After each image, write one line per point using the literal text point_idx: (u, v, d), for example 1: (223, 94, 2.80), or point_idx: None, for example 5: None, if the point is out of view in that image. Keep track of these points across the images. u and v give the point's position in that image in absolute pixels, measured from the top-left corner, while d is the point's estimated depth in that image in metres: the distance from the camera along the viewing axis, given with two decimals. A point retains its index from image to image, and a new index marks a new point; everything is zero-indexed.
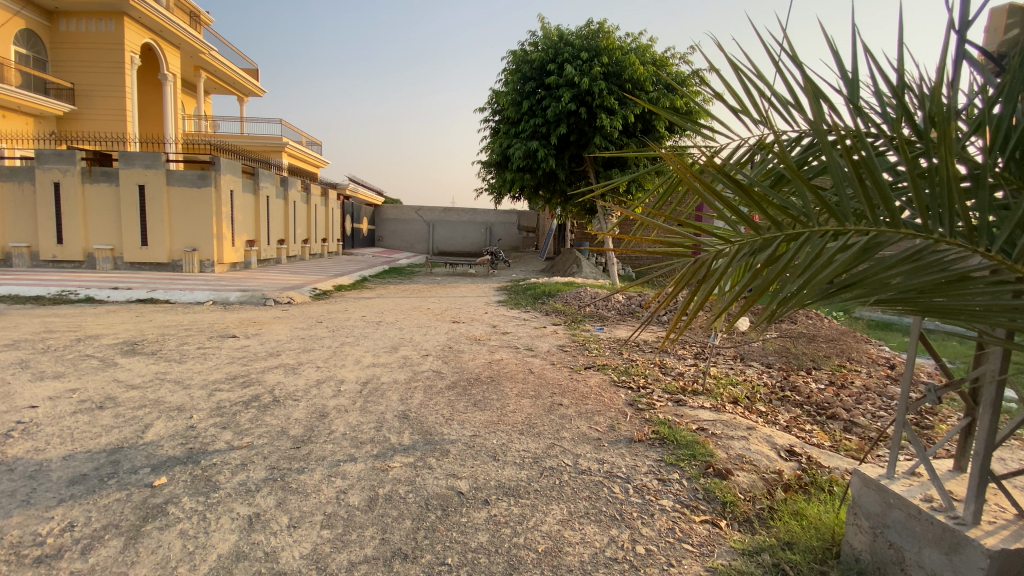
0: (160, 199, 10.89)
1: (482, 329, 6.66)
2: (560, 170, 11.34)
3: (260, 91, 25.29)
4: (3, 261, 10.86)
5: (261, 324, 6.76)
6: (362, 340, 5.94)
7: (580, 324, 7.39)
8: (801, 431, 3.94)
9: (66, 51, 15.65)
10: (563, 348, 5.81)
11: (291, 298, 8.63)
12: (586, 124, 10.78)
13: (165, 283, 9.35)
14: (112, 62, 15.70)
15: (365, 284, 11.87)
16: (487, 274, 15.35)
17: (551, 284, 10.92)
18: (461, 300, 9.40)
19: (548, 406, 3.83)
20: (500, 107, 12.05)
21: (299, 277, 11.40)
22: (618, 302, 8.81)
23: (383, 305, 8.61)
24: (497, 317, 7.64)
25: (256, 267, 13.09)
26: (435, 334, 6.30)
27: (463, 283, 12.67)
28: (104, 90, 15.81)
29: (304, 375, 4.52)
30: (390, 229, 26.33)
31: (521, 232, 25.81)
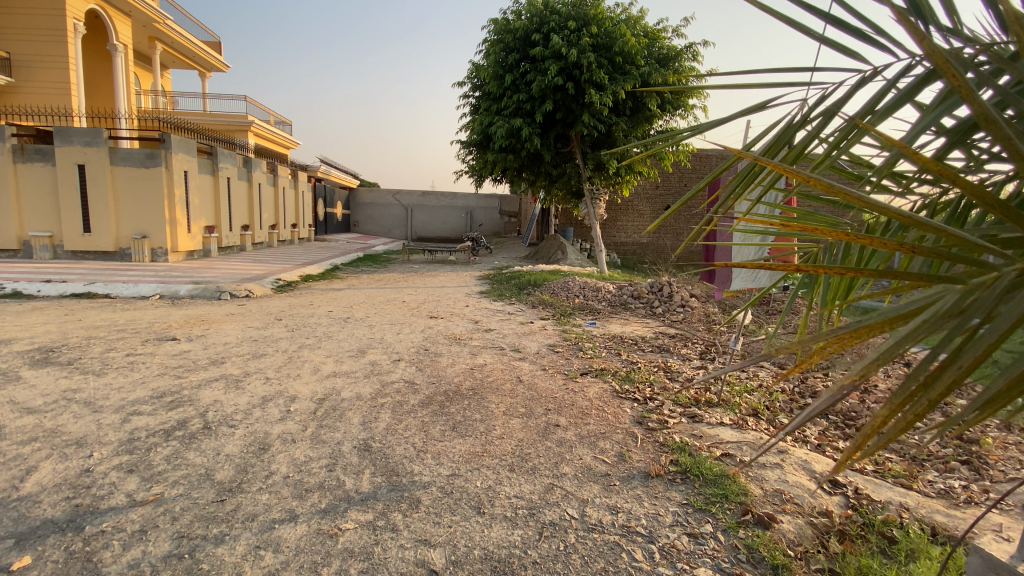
0: (103, 181, 9.82)
1: (463, 327, 5.96)
2: (546, 151, 10.61)
3: (224, 67, 23.73)
4: None
5: (210, 323, 5.93)
6: (324, 342, 5.19)
7: (570, 319, 6.76)
8: (836, 451, 3.36)
9: None
10: (554, 348, 5.15)
11: (250, 291, 7.79)
12: (574, 101, 10.09)
13: (106, 275, 8.37)
14: (52, 28, 14.25)
15: (336, 274, 11.02)
16: (468, 261, 14.60)
17: (536, 273, 10.25)
18: (439, 292, 8.67)
19: (542, 429, 3.17)
20: (480, 82, 11.18)
21: (262, 266, 10.48)
22: (609, 293, 8.19)
23: (353, 299, 7.82)
24: (479, 311, 6.94)
25: (216, 255, 12.09)
26: (409, 334, 5.59)
27: (442, 272, 11.91)
28: (44, 60, 14.39)
29: (249, 390, 3.78)
30: (365, 214, 25.24)
31: (503, 217, 24.99)
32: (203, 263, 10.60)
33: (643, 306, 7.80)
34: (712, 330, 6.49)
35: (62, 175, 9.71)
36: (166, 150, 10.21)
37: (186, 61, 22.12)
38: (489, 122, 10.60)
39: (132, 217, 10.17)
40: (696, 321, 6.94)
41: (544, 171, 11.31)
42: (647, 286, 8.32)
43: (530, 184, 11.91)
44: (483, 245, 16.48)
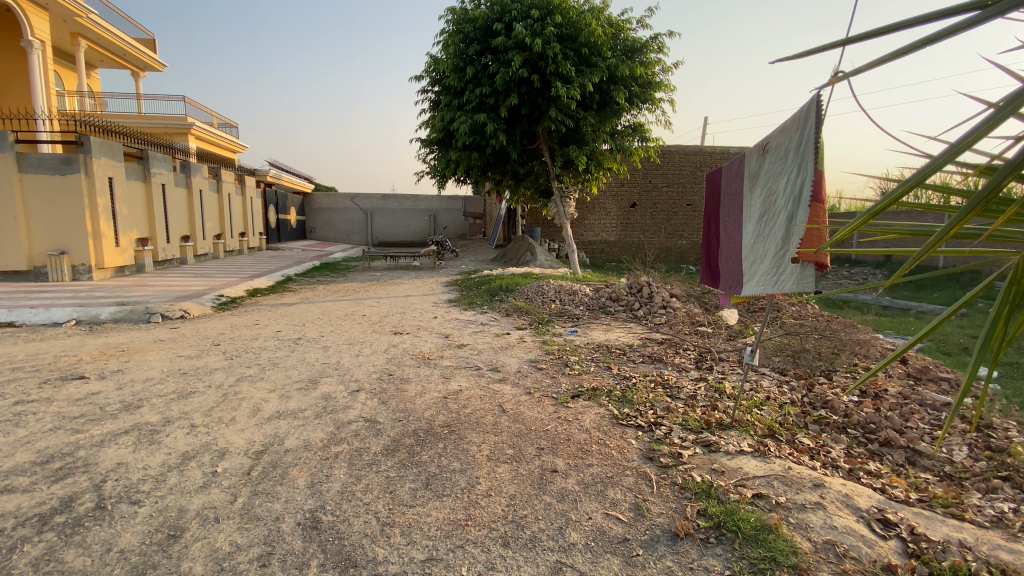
0: (9, 190, 8.59)
1: (431, 344, 5.30)
2: (512, 148, 10.03)
3: (161, 66, 22.03)
4: None
5: (130, 353, 5.04)
6: (270, 372, 4.43)
7: (549, 328, 6.19)
8: (871, 477, 2.91)
9: None
10: (536, 364, 4.57)
11: (186, 311, 6.87)
12: (540, 94, 9.59)
13: (12, 299, 7.24)
14: None
15: (288, 286, 10.10)
16: (433, 266, 13.84)
17: (506, 276, 9.66)
18: (403, 302, 7.95)
19: (537, 479, 2.58)
20: (439, 76, 10.47)
21: (204, 281, 9.47)
22: (586, 296, 7.69)
23: (306, 315, 7.01)
24: (449, 323, 6.29)
25: (151, 270, 10.91)
26: (371, 356, 4.89)
27: (406, 279, 11.16)
28: None
29: (169, 446, 3.03)
30: (322, 220, 24.03)
31: (467, 219, 24.27)
32: (133, 280, 9.46)
33: (623, 308, 7.34)
34: (698, 333, 6.08)
35: None
36: (85, 154, 9.06)
37: (116, 60, 20.30)
38: (451, 118, 9.91)
39: (48, 231, 8.95)
40: (680, 324, 6.53)
41: (511, 170, 10.75)
42: (626, 286, 7.86)
43: (496, 185, 11.32)
44: (449, 248, 15.79)
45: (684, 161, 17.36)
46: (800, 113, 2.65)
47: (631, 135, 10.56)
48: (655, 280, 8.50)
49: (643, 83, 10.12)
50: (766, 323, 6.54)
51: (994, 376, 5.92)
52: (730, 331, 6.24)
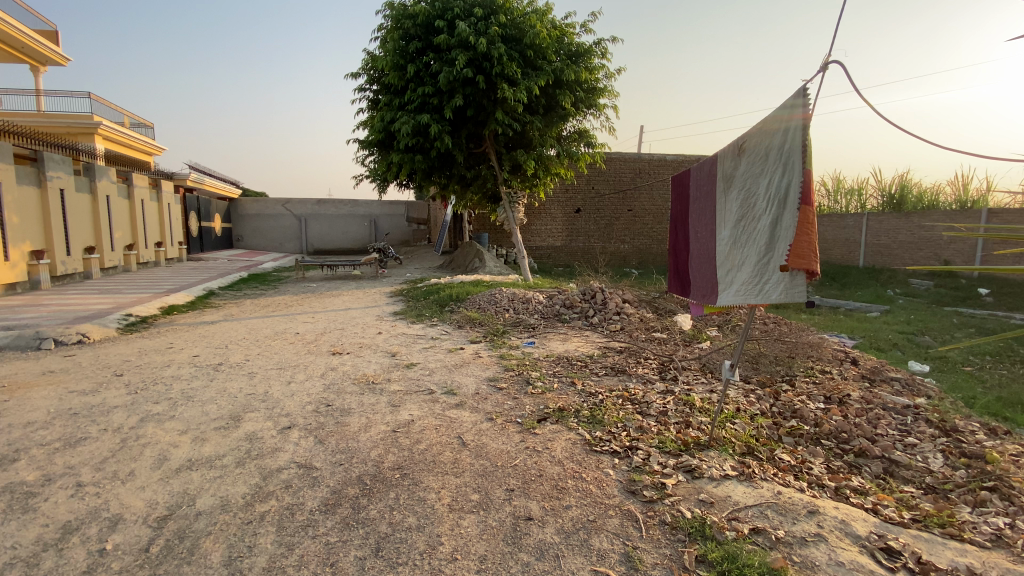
0: None
1: (376, 365, 4.78)
2: (457, 151, 9.60)
3: (63, 61, 19.79)
4: None
5: (4, 390, 4.14)
6: (184, 409, 3.75)
7: (504, 340, 5.82)
8: (859, 497, 2.76)
9: None
10: (495, 384, 4.17)
11: (84, 335, 5.90)
12: (485, 96, 9.25)
13: None
14: None
15: (212, 302, 9.12)
16: (375, 275, 13.12)
17: (455, 285, 9.21)
18: (343, 316, 7.31)
19: (510, 532, 2.20)
20: (378, 74, 9.87)
21: (111, 299, 8.33)
22: (539, 304, 7.38)
23: (231, 336, 6.22)
24: (395, 340, 5.76)
25: (49, 287, 9.50)
26: (307, 383, 4.30)
27: (346, 290, 10.43)
28: None
29: (44, 516, 2.31)
30: (251, 227, 22.42)
31: (410, 225, 23.52)
32: (25, 299, 8.16)
33: (577, 316, 7.09)
34: (656, 340, 5.92)
35: None
36: None
37: (13, 54, 17.88)
38: (392, 119, 9.33)
39: None
40: (637, 330, 6.35)
41: (457, 174, 10.35)
42: (579, 293, 7.63)
43: (441, 189, 10.85)
44: (391, 255, 15.10)
45: (626, 167, 17.65)
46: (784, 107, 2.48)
47: (577, 140, 10.41)
48: (607, 285, 8.35)
49: (587, 88, 10.01)
50: (720, 327, 6.52)
51: (925, 370, 6.18)
52: (685, 336, 6.09)
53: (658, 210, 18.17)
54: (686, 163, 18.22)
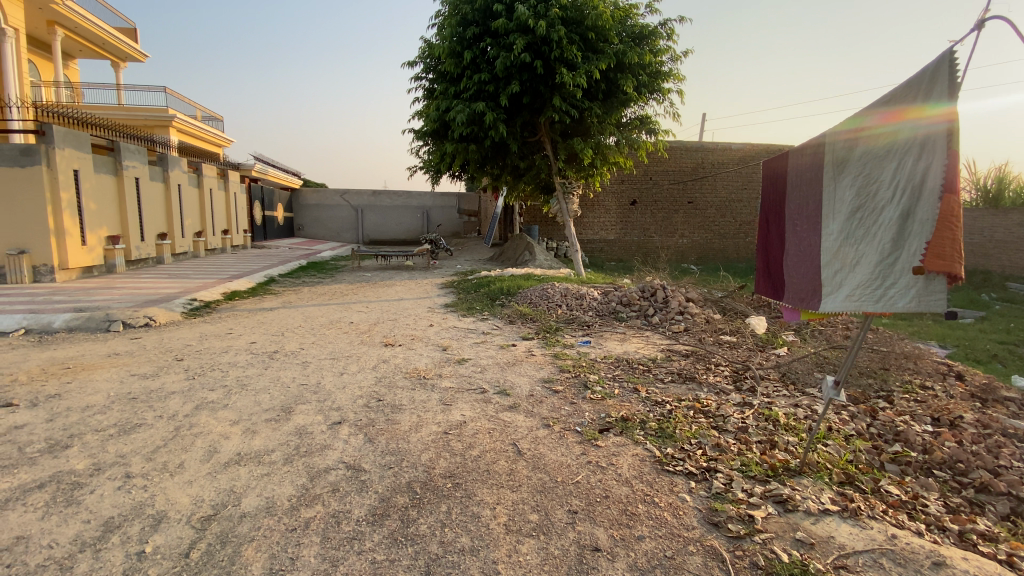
0: None
1: (426, 360, 4.62)
2: (512, 140, 9.35)
3: (142, 56, 21.11)
4: None
5: (76, 371, 4.30)
6: (237, 398, 3.72)
7: (558, 337, 5.53)
8: (992, 546, 2.28)
9: None
10: (551, 386, 3.89)
11: (151, 318, 6.13)
12: (543, 82, 8.91)
13: None
14: None
15: (270, 288, 9.37)
16: (426, 266, 13.16)
17: (506, 278, 9.00)
18: (394, 307, 7.26)
19: (574, 563, 1.93)
20: (434, 62, 9.73)
21: (179, 283, 8.71)
22: (594, 301, 7.02)
23: (286, 323, 6.28)
24: (446, 333, 5.60)
25: (123, 271, 10.08)
26: (357, 375, 4.19)
27: (397, 280, 10.46)
28: None
29: (89, 511, 2.29)
30: (310, 217, 23.15)
31: (461, 217, 23.59)
32: (101, 282, 8.65)
33: (635, 314, 6.68)
34: (725, 344, 5.44)
35: None
36: (47, 145, 8.24)
37: (95, 50, 19.16)
38: (447, 108, 9.17)
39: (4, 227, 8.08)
40: (702, 333, 5.88)
41: (511, 164, 10.10)
42: (638, 289, 7.19)
43: (494, 180, 10.67)
44: (442, 245, 15.12)
45: (686, 158, 16.82)
46: (911, 83, 2.19)
47: (638, 128, 9.88)
48: (667, 282, 7.86)
49: (651, 72, 9.47)
50: (796, 332, 5.95)
51: None
52: (757, 340, 5.62)
53: (720, 202, 17.32)
54: (752, 152, 17.12)
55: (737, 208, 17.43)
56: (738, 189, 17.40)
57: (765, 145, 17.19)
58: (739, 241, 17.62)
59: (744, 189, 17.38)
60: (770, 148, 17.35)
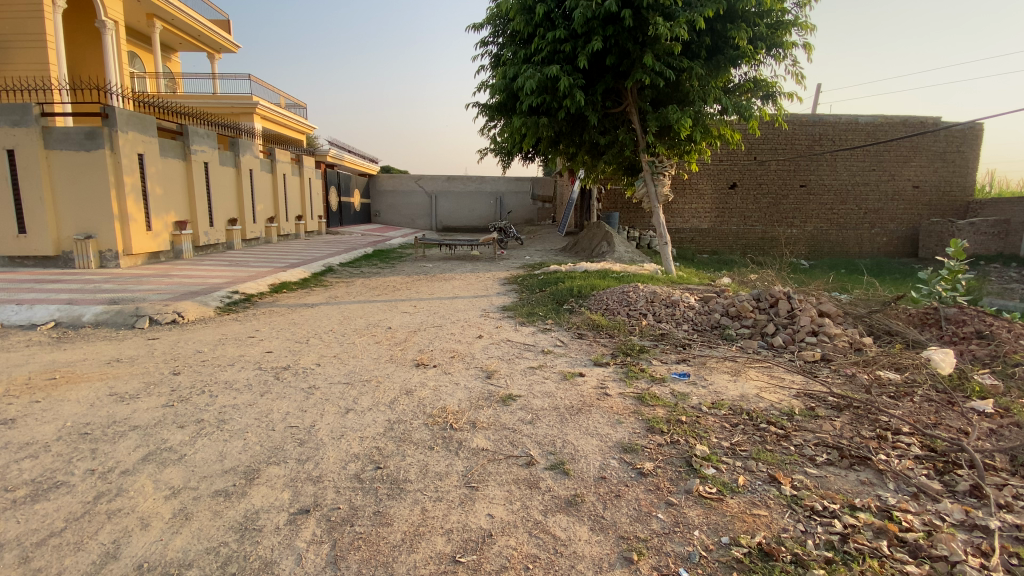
0: (35, 169, 7.74)
1: (462, 395, 3.42)
2: (591, 110, 7.88)
3: (235, 47, 21.81)
4: None
5: (55, 383, 3.63)
6: (203, 445, 2.77)
7: (642, 364, 4.12)
8: None
9: None
10: (633, 462, 2.54)
11: (180, 314, 5.55)
12: (631, 37, 7.28)
13: (13, 289, 6.33)
14: (27, 3, 11.41)
15: (324, 279, 8.77)
16: (493, 256, 12.09)
17: (579, 275, 7.65)
18: (444, 309, 6.21)
19: None
20: (503, 25, 8.47)
21: (233, 273, 8.31)
22: (690, 310, 5.48)
23: (317, 326, 5.42)
24: (495, 351, 4.41)
25: (190, 256, 9.98)
26: (366, 416, 3.09)
27: (458, 273, 9.46)
28: (20, 42, 11.52)
29: None
30: (386, 203, 22.99)
31: (536, 203, 22.45)
32: (163, 268, 8.43)
33: (748, 332, 5.06)
34: (893, 393, 3.74)
35: None
36: (110, 128, 8.04)
37: (192, 42, 19.97)
38: (516, 74, 7.84)
39: (74, 213, 8.05)
40: (852, 369, 4.19)
41: (589, 140, 8.65)
42: (750, 297, 5.54)
43: (570, 159, 9.35)
44: (512, 234, 13.99)
45: (798, 134, 14.31)
46: None
47: (750, 92, 7.95)
48: (788, 288, 6.08)
49: (770, 23, 7.50)
50: (998, 377, 4.09)
51: None
52: (941, 385, 3.88)
53: (841, 185, 14.68)
54: (884, 125, 14.23)
55: (862, 192, 14.68)
56: (863, 169, 14.59)
57: (902, 117, 14.22)
58: (861, 232, 14.85)
59: (871, 170, 14.56)
60: (909, 120, 14.32)
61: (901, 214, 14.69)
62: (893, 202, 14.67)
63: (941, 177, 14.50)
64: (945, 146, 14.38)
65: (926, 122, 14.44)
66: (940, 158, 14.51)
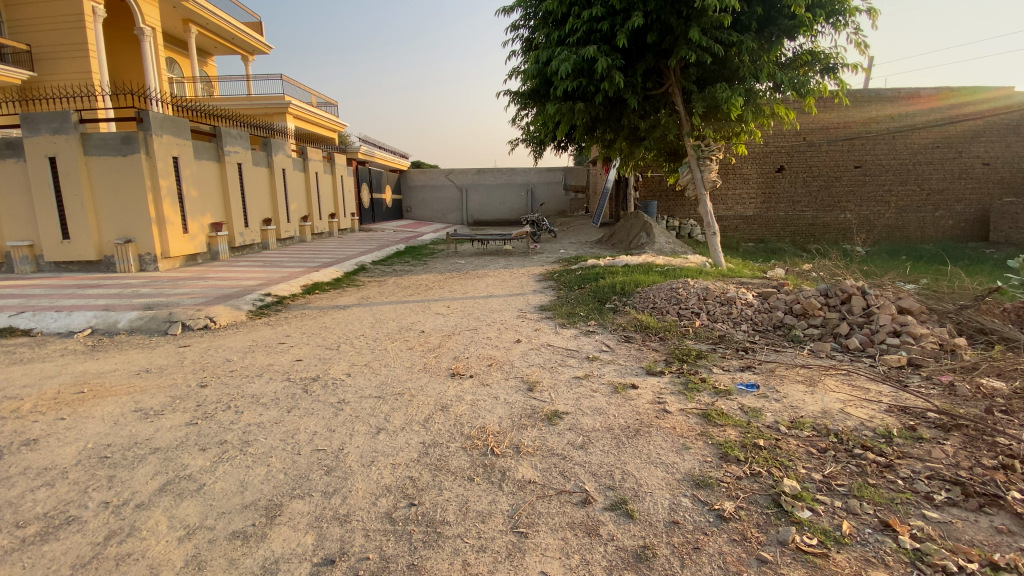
0: (75, 175, 7.82)
1: (503, 412, 3.08)
2: (631, 92, 7.36)
3: (266, 48, 22.06)
4: (7, 266, 8.24)
5: (82, 398, 3.49)
6: (224, 473, 2.53)
7: (703, 373, 3.68)
8: None
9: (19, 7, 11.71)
10: (709, 503, 2.14)
11: (212, 319, 5.43)
12: (675, 11, 6.73)
13: (55, 294, 6.39)
14: (67, 13, 11.69)
15: (356, 278, 8.62)
16: (527, 250, 11.71)
17: (621, 270, 7.19)
18: (479, 309, 5.89)
19: None
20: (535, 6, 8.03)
21: (266, 274, 8.24)
22: (749, 308, 4.97)
23: (348, 330, 5.19)
24: (536, 358, 4.05)
25: (226, 257, 10.02)
26: (400, 438, 2.79)
27: (492, 269, 9.13)
28: (62, 51, 11.84)
29: None
30: (418, 198, 22.90)
31: (568, 194, 21.91)
32: (199, 271, 8.45)
33: (818, 333, 4.53)
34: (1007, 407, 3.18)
35: (29, 168, 7.82)
36: (145, 131, 8.05)
37: (226, 45, 20.27)
38: (549, 58, 7.40)
39: (114, 217, 8.13)
40: (948, 377, 3.63)
41: (629, 124, 8.13)
42: (817, 292, 4.98)
43: (607, 146, 8.86)
44: (545, 226, 13.57)
45: (852, 111, 13.31)
46: None
47: (806, 66, 7.27)
48: (858, 281, 5.48)
49: None
50: None
51: None
52: None
53: (901, 165, 13.58)
54: (950, 99, 13.06)
55: (923, 172, 13.56)
56: (925, 146, 13.46)
57: (970, 88, 13.03)
58: (924, 216, 13.73)
59: (934, 147, 13.40)
60: (979, 91, 13.10)
61: (970, 194, 13.48)
62: (959, 182, 13.49)
63: (1014, 153, 13.23)
64: (1020, 118, 13.09)
65: (998, 93, 13.17)
66: (1014, 132, 13.22)
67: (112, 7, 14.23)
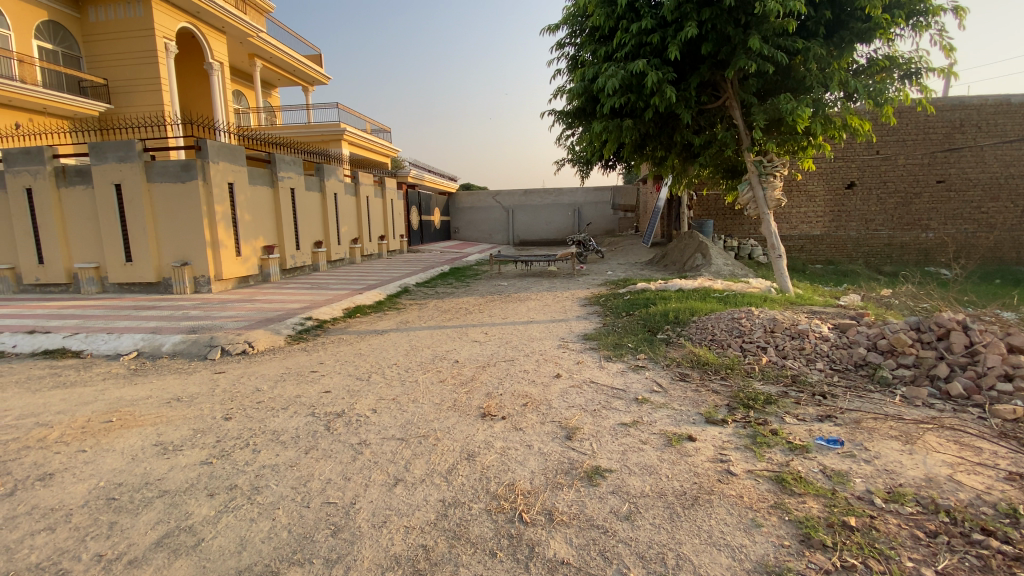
0: (139, 201, 8.24)
1: (535, 465, 2.70)
2: (684, 106, 6.94)
3: (325, 78, 23.17)
4: (73, 286, 8.74)
5: (110, 429, 3.42)
6: (226, 526, 2.30)
7: (773, 422, 3.15)
8: None
9: (103, 46, 12.78)
10: None
11: (250, 344, 5.41)
12: (732, 19, 6.32)
13: (113, 315, 6.65)
14: (144, 51, 12.63)
15: (398, 301, 8.54)
16: (573, 272, 11.30)
17: (673, 296, 6.67)
18: (518, 337, 5.57)
19: None
20: (582, 24, 7.81)
21: (311, 296, 8.30)
22: (824, 343, 4.36)
23: (381, 359, 4.99)
24: (577, 398, 3.64)
25: (277, 279, 10.27)
26: (417, 493, 2.47)
27: (535, 292, 8.80)
28: (138, 86, 12.80)
29: None
30: (465, 220, 23.06)
31: (616, 213, 21.38)
32: (249, 293, 8.65)
33: (910, 375, 3.86)
34: None
35: (100, 196, 8.32)
36: (203, 159, 8.39)
37: (288, 77, 21.45)
38: (596, 74, 7.11)
39: (173, 241, 8.50)
40: None
41: (681, 140, 7.67)
42: (907, 325, 4.29)
43: (658, 164, 8.42)
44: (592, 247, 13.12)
45: (933, 120, 12.16)
46: None
47: (883, 72, 6.59)
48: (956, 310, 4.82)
49: None
50: None
51: None
52: None
53: (992, 178, 12.29)
54: None
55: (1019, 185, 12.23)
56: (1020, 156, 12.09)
57: None
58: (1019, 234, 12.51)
59: None
60: None
61: None
62: None
63: None
64: None
65: None
66: None
67: (185, 45, 15.34)
